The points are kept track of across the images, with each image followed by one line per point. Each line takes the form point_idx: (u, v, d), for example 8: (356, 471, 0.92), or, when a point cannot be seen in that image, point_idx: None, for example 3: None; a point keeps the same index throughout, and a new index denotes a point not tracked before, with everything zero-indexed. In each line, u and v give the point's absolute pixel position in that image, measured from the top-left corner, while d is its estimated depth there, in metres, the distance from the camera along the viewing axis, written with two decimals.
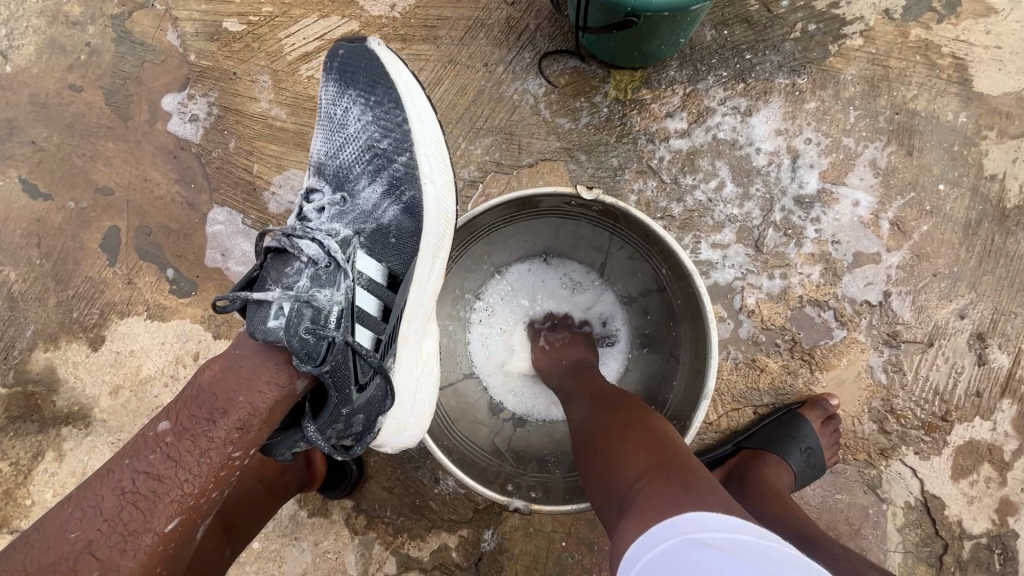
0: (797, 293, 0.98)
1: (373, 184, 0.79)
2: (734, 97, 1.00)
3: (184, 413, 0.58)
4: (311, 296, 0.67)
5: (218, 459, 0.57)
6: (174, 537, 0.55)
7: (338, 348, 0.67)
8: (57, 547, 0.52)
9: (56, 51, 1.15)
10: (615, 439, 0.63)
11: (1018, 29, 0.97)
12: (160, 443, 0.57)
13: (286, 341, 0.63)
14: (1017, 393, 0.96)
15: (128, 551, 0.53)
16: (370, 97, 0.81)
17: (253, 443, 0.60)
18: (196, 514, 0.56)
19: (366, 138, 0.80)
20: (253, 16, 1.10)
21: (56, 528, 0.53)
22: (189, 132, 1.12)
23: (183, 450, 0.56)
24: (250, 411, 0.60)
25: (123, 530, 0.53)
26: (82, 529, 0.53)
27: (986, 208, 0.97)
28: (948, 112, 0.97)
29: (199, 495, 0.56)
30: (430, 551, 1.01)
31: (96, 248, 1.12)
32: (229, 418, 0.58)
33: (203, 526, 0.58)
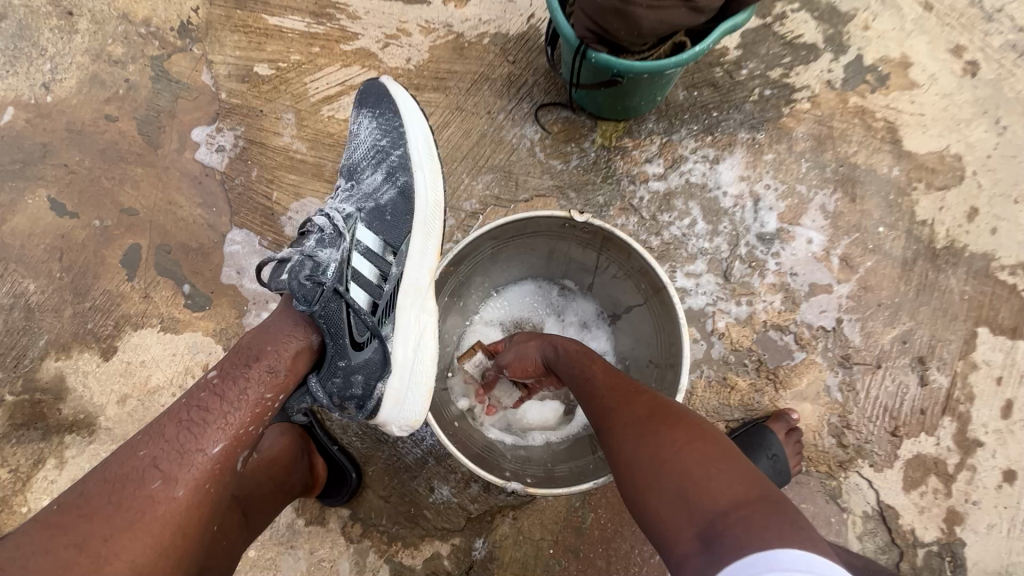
0: (761, 318, 1.11)
1: (376, 172, 0.90)
2: (704, 147, 1.15)
3: (227, 363, 0.68)
4: (318, 256, 0.76)
5: (257, 396, 0.66)
6: (223, 456, 0.61)
7: (336, 298, 0.74)
8: (129, 458, 0.58)
9: (97, 86, 1.26)
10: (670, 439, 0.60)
11: (937, 100, 1.15)
12: (205, 384, 0.65)
13: (292, 286, 0.72)
14: (957, 412, 1.07)
15: (187, 461, 0.59)
16: (375, 107, 0.94)
17: (282, 389, 0.69)
18: (239, 441, 0.63)
19: (370, 136, 0.92)
20: (281, 63, 1.24)
21: (125, 449, 0.60)
22: (215, 160, 1.22)
23: (227, 385, 0.65)
24: (280, 360, 0.70)
25: (183, 444, 0.60)
26: (147, 447, 0.59)
27: (920, 247, 1.12)
28: (884, 166, 1.14)
29: (241, 424, 0.63)
30: (423, 559, 1.05)
31: (117, 263, 1.19)
32: (261, 362, 0.68)
33: (243, 459, 0.64)
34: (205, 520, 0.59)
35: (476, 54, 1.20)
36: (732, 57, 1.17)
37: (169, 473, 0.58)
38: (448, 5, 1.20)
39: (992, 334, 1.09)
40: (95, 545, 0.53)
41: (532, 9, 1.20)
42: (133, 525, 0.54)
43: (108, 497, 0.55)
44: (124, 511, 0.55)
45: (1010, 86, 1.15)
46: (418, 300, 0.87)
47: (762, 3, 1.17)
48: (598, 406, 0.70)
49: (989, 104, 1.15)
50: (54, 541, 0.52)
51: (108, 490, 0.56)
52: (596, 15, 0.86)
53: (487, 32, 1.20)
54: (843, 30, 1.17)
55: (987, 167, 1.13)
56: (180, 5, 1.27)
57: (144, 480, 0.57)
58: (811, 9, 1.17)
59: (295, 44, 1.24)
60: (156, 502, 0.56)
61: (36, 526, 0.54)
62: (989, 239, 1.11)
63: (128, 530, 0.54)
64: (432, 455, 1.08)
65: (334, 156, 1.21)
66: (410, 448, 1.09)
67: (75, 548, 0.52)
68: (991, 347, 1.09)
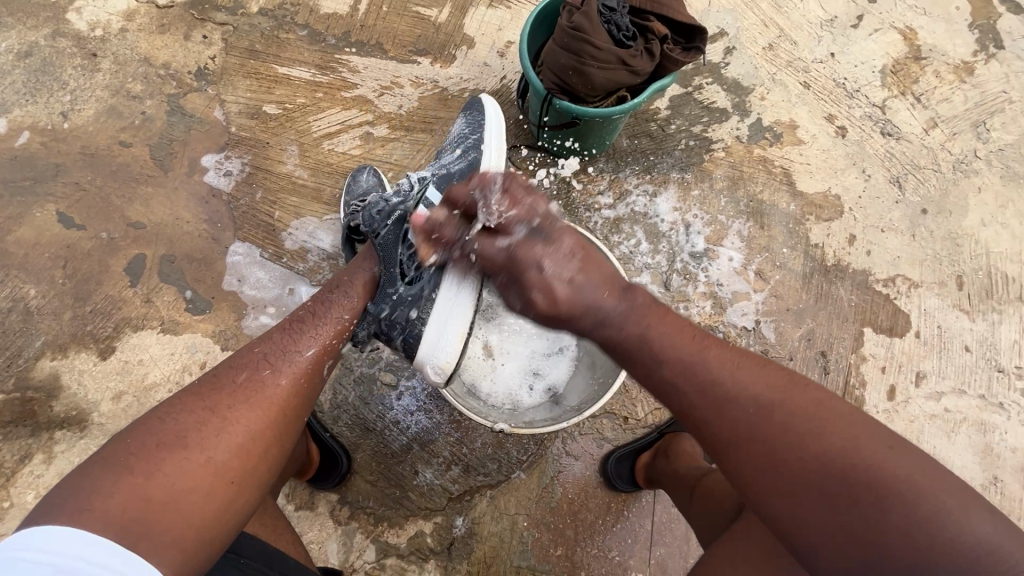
0: (696, 320, 1.34)
1: (456, 151, 1.16)
2: (644, 184, 1.42)
3: (317, 297, 0.98)
4: (394, 202, 1.03)
5: (336, 317, 0.96)
6: (310, 361, 0.89)
7: (396, 229, 1.00)
8: (246, 357, 0.85)
9: (114, 117, 1.41)
10: (805, 438, 0.64)
11: (819, 153, 1.48)
12: (303, 307, 0.96)
13: (363, 218, 1.03)
14: (853, 396, 1.32)
15: (288, 360, 0.87)
16: (469, 108, 1.23)
17: (354, 313, 0.98)
18: (324, 350, 0.92)
19: (460, 130, 1.20)
20: (288, 104, 1.43)
21: (243, 352, 0.87)
22: (223, 183, 1.37)
23: (317, 309, 0.96)
24: (350, 292, 0.99)
25: (285, 348, 0.88)
26: (262, 348, 0.87)
27: (815, 265, 1.40)
28: (783, 202, 1.44)
29: (327, 337, 0.93)
30: (407, 537, 1.15)
31: (120, 271, 1.29)
32: (338, 296, 0.98)
33: (327, 365, 0.92)
34: (296, 408, 0.84)
35: (458, 105, 1.44)
36: (663, 116, 1.47)
37: (275, 367, 0.84)
38: (435, 66, 1.46)
39: (875, 333, 1.36)
40: (222, 409, 0.76)
41: (505, 72, 1.47)
42: (250, 399, 0.79)
43: (233, 378, 0.81)
44: (244, 389, 0.80)
45: (872, 145, 1.50)
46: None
47: (684, 77, 1.50)
48: (726, 404, 0.70)
49: (857, 157, 1.48)
50: (193, 406, 0.76)
51: (231, 375, 0.81)
52: (559, 72, 1.13)
53: (468, 87, 1.45)
54: (746, 99, 1.50)
55: (859, 204, 1.45)
56: (198, 53, 1.46)
57: (257, 370, 0.83)
58: (721, 83, 1.51)
59: (301, 90, 1.44)
60: (266, 385, 0.82)
61: (178, 397, 0.77)
62: (866, 259, 1.41)
63: (246, 402, 0.79)
64: (417, 442, 1.20)
65: (333, 182, 1.39)
66: (396, 435, 1.20)
67: (208, 411, 0.75)
68: (876, 343, 1.35)
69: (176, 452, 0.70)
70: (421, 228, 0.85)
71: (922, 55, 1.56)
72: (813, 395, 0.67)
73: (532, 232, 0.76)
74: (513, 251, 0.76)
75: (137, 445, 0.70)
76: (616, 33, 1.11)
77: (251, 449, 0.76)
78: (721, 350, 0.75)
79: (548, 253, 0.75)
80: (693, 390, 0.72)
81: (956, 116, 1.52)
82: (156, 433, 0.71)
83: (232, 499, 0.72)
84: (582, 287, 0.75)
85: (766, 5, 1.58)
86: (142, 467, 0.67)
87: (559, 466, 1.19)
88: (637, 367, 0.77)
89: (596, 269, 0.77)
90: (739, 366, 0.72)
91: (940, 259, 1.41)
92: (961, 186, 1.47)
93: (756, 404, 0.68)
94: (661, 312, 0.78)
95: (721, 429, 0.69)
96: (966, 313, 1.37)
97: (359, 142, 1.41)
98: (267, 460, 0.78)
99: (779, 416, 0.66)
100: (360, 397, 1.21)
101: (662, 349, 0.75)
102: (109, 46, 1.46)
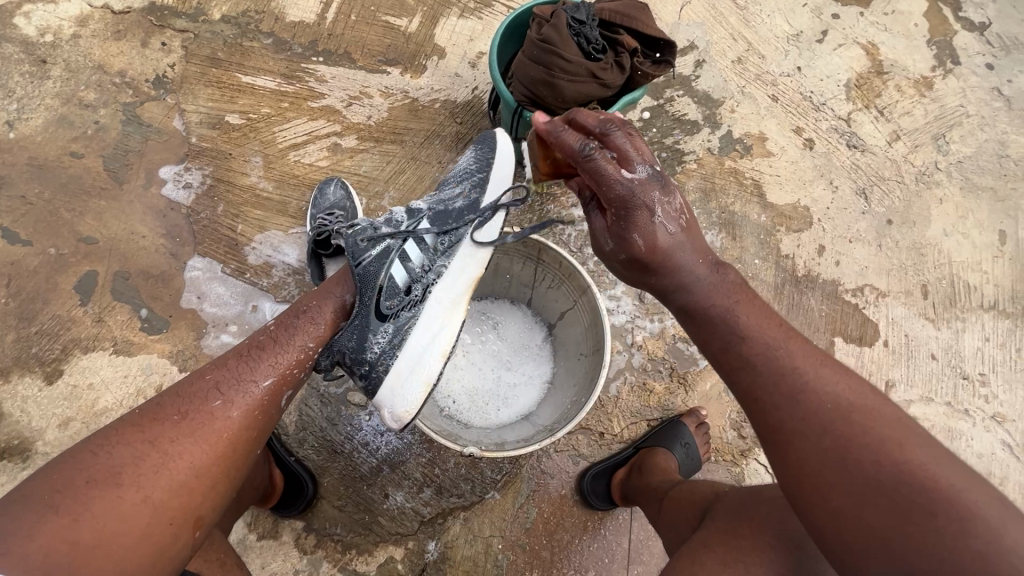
0: (671, 331, 1.28)
1: (457, 186, 1.03)
2: None
3: (284, 317, 0.89)
4: (378, 232, 0.96)
5: (298, 343, 0.86)
6: (266, 393, 0.80)
7: (380, 260, 0.93)
8: (196, 384, 0.78)
9: (64, 126, 1.34)
10: (885, 443, 0.63)
11: (789, 166, 1.50)
12: (266, 330, 0.87)
13: (347, 245, 0.95)
14: None
15: (241, 391, 0.79)
16: (480, 139, 1.08)
17: (321, 340, 0.89)
18: (283, 380, 0.83)
19: (466, 162, 1.06)
20: (252, 114, 1.39)
21: (193, 376, 0.80)
22: (182, 196, 1.31)
23: (280, 333, 0.87)
24: (318, 319, 0.90)
25: (239, 376, 0.80)
26: (214, 373, 0.79)
27: (785, 275, 1.41)
28: (754, 214, 1.45)
29: (288, 366, 0.84)
30: (377, 565, 1.10)
31: (70, 290, 1.22)
32: (305, 319, 0.89)
33: (285, 397, 0.84)
34: (246, 444, 0.77)
35: (429, 115, 1.41)
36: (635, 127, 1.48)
37: (226, 398, 0.77)
38: (405, 76, 1.43)
39: (845, 342, 1.37)
40: (164, 444, 0.71)
41: (476, 83, 1.45)
42: (195, 433, 0.73)
43: (179, 408, 0.74)
44: (190, 422, 0.74)
45: (838, 157, 1.52)
46: (446, 298, 0.93)
47: (655, 89, 1.51)
48: (807, 397, 0.68)
49: (825, 169, 1.51)
50: (132, 438, 0.70)
51: (177, 405, 0.75)
52: (530, 84, 1.10)
53: (439, 98, 1.42)
54: (716, 112, 1.52)
55: (828, 215, 1.47)
56: (156, 61, 1.40)
57: (205, 401, 0.76)
58: (691, 95, 1.52)
59: (266, 100, 1.40)
60: (215, 419, 0.75)
61: (115, 427, 0.72)
62: (835, 269, 1.43)
63: (191, 437, 0.72)
64: (387, 464, 1.15)
65: (299, 194, 1.34)
66: (365, 457, 1.15)
67: (147, 445, 0.70)
68: (846, 352, 1.37)
69: (107, 491, 0.66)
70: (541, 133, 0.76)
71: (884, 70, 1.60)
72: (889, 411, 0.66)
73: (654, 177, 0.72)
74: (635, 189, 0.71)
75: (65, 482, 0.65)
76: (586, 46, 1.09)
77: (193, 487, 0.71)
78: (803, 343, 0.72)
79: (663, 202, 0.71)
80: (770, 371, 0.70)
81: (917, 129, 1.56)
82: (86, 468, 0.67)
83: (168, 542, 0.68)
84: (677, 246, 0.74)
85: (734, 19, 1.61)
86: (68, 507, 0.64)
87: (534, 485, 1.16)
88: (716, 336, 0.74)
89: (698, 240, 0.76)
90: (822, 365, 0.70)
91: (906, 269, 1.44)
92: (923, 197, 1.51)
93: (834, 399, 0.67)
94: (748, 295, 0.76)
95: (791, 416, 0.68)
96: (931, 321, 1.40)
97: (326, 153, 1.37)
98: (209, 500, 0.72)
99: (858, 414, 0.65)
100: (327, 417, 1.16)
101: (747, 327, 0.73)
102: (60, 52, 1.39)
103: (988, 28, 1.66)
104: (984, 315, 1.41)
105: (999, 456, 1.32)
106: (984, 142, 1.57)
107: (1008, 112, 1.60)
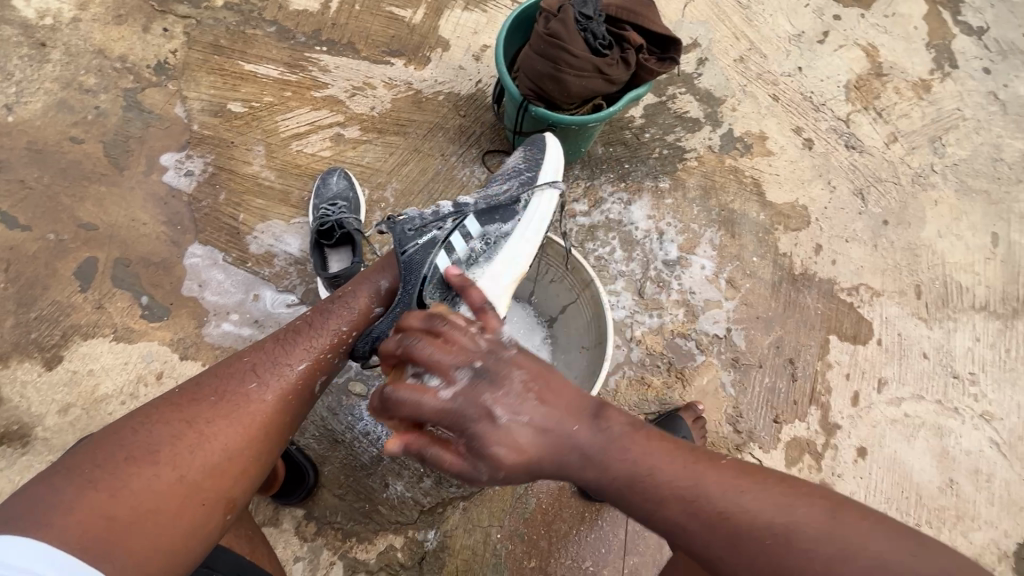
0: (669, 328, 1.36)
1: (506, 182, 1.05)
2: (619, 191, 1.43)
3: (318, 307, 0.92)
4: (427, 223, 0.95)
5: (334, 328, 0.89)
6: (300, 377, 0.82)
7: (427, 250, 0.92)
8: (233, 365, 0.80)
9: (63, 111, 1.33)
10: (833, 563, 0.58)
11: (787, 165, 1.51)
12: (302, 317, 0.90)
13: (392, 232, 0.93)
14: (820, 402, 1.34)
15: (276, 373, 0.81)
16: (530, 144, 1.11)
17: (355, 326, 0.91)
18: (318, 365, 0.85)
19: (513, 165, 1.09)
20: (254, 103, 1.38)
21: (232, 358, 0.83)
22: (183, 183, 1.31)
23: (315, 318, 0.89)
24: (354, 303, 0.92)
25: (275, 360, 0.82)
26: (251, 356, 0.82)
27: (783, 273, 1.43)
28: (754, 212, 1.47)
29: (321, 351, 0.86)
30: (376, 553, 1.11)
31: (69, 276, 1.22)
32: (339, 305, 0.91)
33: (320, 382, 0.86)
34: (279, 428, 0.79)
35: (432, 108, 1.41)
36: (637, 124, 1.49)
37: (261, 380, 0.79)
38: (409, 67, 1.43)
39: (840, 340, 1.39)
40: (200, 425, 0.72)
41: (480, 76, 1.45)
42: (231, 415, 0.75)
43: (215, 389, 0.76)
44: (227, 403, 0.75)
45: (836, 158, 1.54)
46: None
47: (658, 87, 1.53)
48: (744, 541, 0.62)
49: (823, 169, 1.52)
50: (169, 418, 0.72)
51: (215, 386, 0.77)
52: (536, 78, 1.11)
53: (442, 90, 1.42)
54: (717, 110, 1.53)
55: (825, 215, 1.49)
56: (158, 47, 1.39)
57: (242, 383, 0.78)
58: (694, 93, 1.53)
59: (269, 89, 1.39)
60: (250, 401, 0.77)
61: (154, 406, 0.73)
62: (831, 268, 1.45)
63: (226, 418, 0.74)
64: (388, 453, 1.17)
65: (301, 183, 1.34)
66: (366, 447, 1.17)
67: (183, 424, 0.72)
68: (840, 350, 1.39)
69: (144, 468, 0.67)
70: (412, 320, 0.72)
71: (883, 71, 1.62)
72: (810, 510, 0.63)
73: (476, 378, 0.66)
74: (456, 404, 0.64)
75: (105, 457, 0.67)
76: (592, 42, 1.10)
77: (227, 469, 0.72)
78: (715, 471, 0.68)
79: (500, 400, 0.65)
80: (700, 527, 0.65)
81: (914, 131, 1.58)
82: (124, 445, 0.68)
83: (203, 523, 0.69)
84: (545, 426, 0.67)
85: (737, 18, 1.62)
86: (105, 482, 0.65)
87: (532, 476, 1.18)
88: (632, 509, 0.68)
89: (561, 396, 0.69)
90: (740, 490, 0.65)
91: (900, 268, 1.46)
92: (919, 199, 1.53)
93: (770, 532, 0.62)
94: (644, 437, 0.70)
95: (734, 562, 0.63)
96: (924, 320, 1.42)
97: (329, 143, 1.37)
98: (241, 483, 0.74)
99: (786, 538, 0.61)
100: (328, 408, 1.18)
101: (651, 491, 0.67)
102: (60, 36, 1.38)
103: (986, 32, 1.68)
104: (975, 315, 1.44)
105: (987, 454, 1.34)
106: (979, 145, 1.59)
107: (1003, 116, 1.62)
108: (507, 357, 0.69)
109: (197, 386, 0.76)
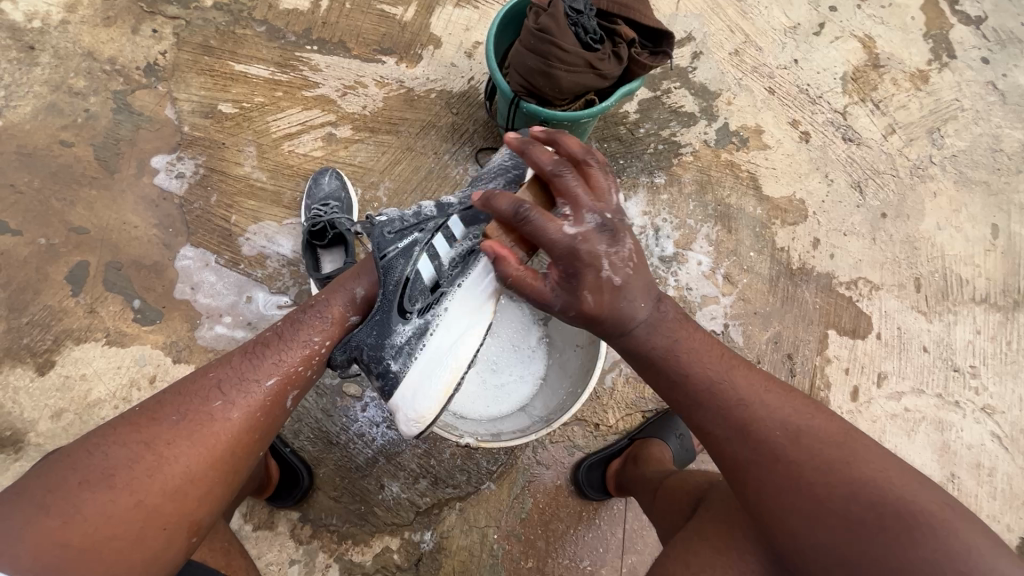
0: None
1: (495, 181, 1.02)
2: (614, 188, 1.42)
3: (289, 318, 0.90)
4: (407, 228, 0.93)
5: (305, 340, 0.88)
6: (268, 393, 0.82)
7: (405, 253, 0.90)
8: (198, 383, 0.79)
9: (53, 114, 1.32)
10: (833, 467, 0.68)
11: (784, 159, 1.50)
12: (272, 328, 0.89)
13: (371, 237, 0.91)
14: (819, 397, 1.33)
15: (243, 390, 0.80)
16: None
17: (328, 338, 0.90)
18: (288, 380, 0.84)
19: (503, 162, 1.04)
20: (245, 103, 1.37)
21: (196, 374, 0.81)
22: (174, 185, 1.30)
23: (285, 331, 0.88)
24: (325, 313, 0.91)
25: (241, 376, 0.81)
26: (216, 373, 0.81)
27: (781, 268, 1.42)
28: (750, 206, 1.45)
29: (292, 365, 0.85)
30: (372, 555, 1.11)
31: (61, 280, 1.21)
32: (311, 316, 0.90)
33: (290, 397, 0.85)
34: (244, 447, 0.78)
35: (425, 106, 1.40)
36: (632, 119, 1.48)
37: (227, 398, 0.78)
38: (401, 65, 1.41)
39: (839, 334, 1.38)
40: (160, 446, 0.71)
41: (473, 73, 1.43)
42: (193, 436, 0.74)
43: (178, 409, 0.75)
44: (192, 422, 0.75)
45: (834, 150, 1.52)
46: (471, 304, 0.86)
47: (652, 81, 1.51)
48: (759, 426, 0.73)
49: (820, 162, 1.51)
50: (127, 439, 0.71)
51: (178, 405, 0.76)
52: (527, 74, 1.10)
53: (434, 88, 1.41)
54: (713, 104, 1.51)
55: (823, 208, 1.47)
56: (147, 48, 1.38)
57: (207, 401, 0.77)
58: (688, 87, 1.52)
59: (259, 89, 1.38)
60: (215, 420, 0.76)
61: (112, 426, 0.72)
62: (829, 262, 1.43)
63: (189, 438, 0.73)
64: (383, 454, 1.16)
65: (293, 184, 1.33)
66: (361, 448, 1.16)
67: (143, 446, 0.71)
68: (839, 345, 1.37)
69: (99, 493, 0.66)
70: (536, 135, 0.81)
71: (880, 63, 1.61)
72: (832, 426, 0.72)
73: (601, 227, 0.74)
74: (577, 243, 0.72)
75: (58, 482, 0.66)
76: (583, 36, 1.09)
77: (188, 491, 0.71)
78: (747, 371, 0.79)
79: (609, 252, 0.73)
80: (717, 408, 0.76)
81: (912, 123, 1.57)
82: (81, 468, 0.67)
83: (163, 547, 0.68)
84: (625, 296, 0.76)
85: (731, 11, 1.60)
86: (58, 508, 0.64)
87: (529, 475, 1.17)
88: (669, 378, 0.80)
89: (643, 279, 0.77)
90: (768, 389, 0.76)
91: (899, 261, 1.45)
92: (918, 191, 1.51)
93: (782, 428, 0.73)
94: (691, 328, 0.82)
95: (745, 446, 0.73)
96: (924, 314, 1.41)
97: (321, 143, 1.36)
98: (204, 504, 0.73)
99: (805, 438, 0.71)
100: (322, 409, 1.17)
101: (686, 363, 0.79)
102: (49, 38, 1.37)
103: (984, 22, 1.66)
104: (975, 308, 1.42)
105: (988, 448, 1.33)
106: (978, 136, 1.57)
107: (1002, 106, 1.60)
108: (623, 217, 0.76)
109: (159, 405, 0.75)
